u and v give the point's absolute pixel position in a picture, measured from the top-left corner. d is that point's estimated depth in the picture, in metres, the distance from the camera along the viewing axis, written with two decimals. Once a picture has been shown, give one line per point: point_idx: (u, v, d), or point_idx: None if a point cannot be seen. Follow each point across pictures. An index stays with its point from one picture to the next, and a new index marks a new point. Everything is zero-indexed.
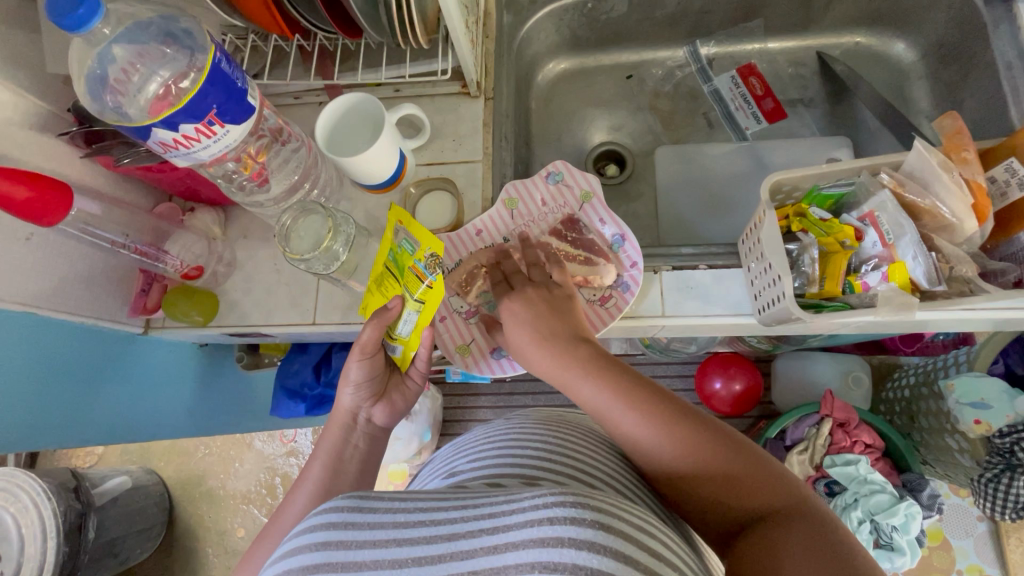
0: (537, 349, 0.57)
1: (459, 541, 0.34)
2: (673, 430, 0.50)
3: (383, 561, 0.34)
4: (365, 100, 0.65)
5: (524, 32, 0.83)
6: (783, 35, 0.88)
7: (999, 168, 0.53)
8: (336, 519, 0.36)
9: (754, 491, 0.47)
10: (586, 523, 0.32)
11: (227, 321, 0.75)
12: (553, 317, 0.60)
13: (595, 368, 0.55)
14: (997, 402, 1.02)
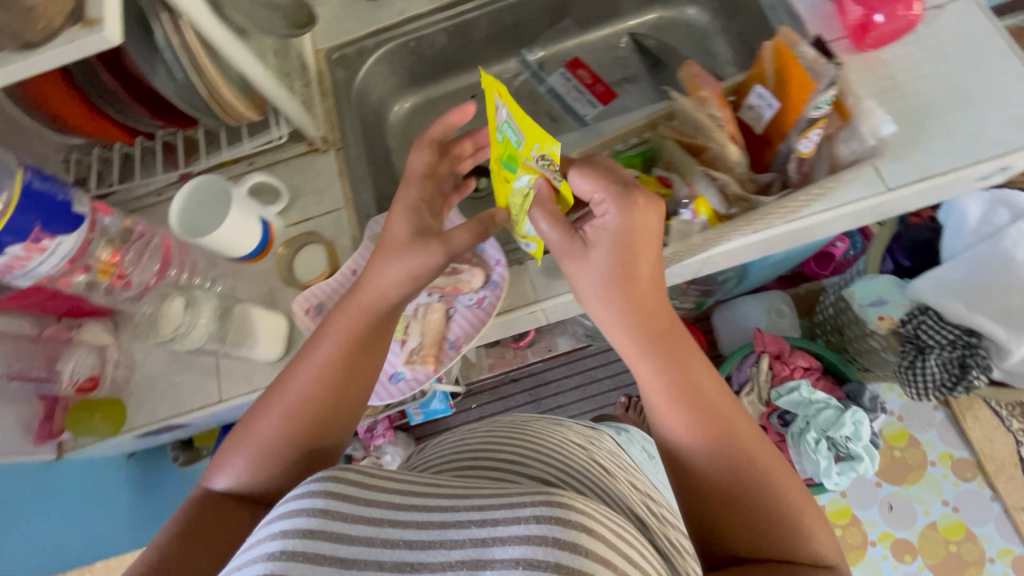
0: (615, 308, 0.52)
1: (451, 529, 0.33)
2: (714, 446, 0.48)
3: (374, 539, 0.32)
4: (209, 182, 0.70)
5: (359, 82, 0.90)
6: (596, 27, 0.97)
7: (754, 97, 0.59)
8: (335, 489, 0.34)
9: (768, 530, 0.46)
10: (570, 525, 0.31)
11: (136, 423, 0.76)
12: (662, 292, 0.53)
13: (663, 359, 0.51)
14: (890, 295, 1.10)
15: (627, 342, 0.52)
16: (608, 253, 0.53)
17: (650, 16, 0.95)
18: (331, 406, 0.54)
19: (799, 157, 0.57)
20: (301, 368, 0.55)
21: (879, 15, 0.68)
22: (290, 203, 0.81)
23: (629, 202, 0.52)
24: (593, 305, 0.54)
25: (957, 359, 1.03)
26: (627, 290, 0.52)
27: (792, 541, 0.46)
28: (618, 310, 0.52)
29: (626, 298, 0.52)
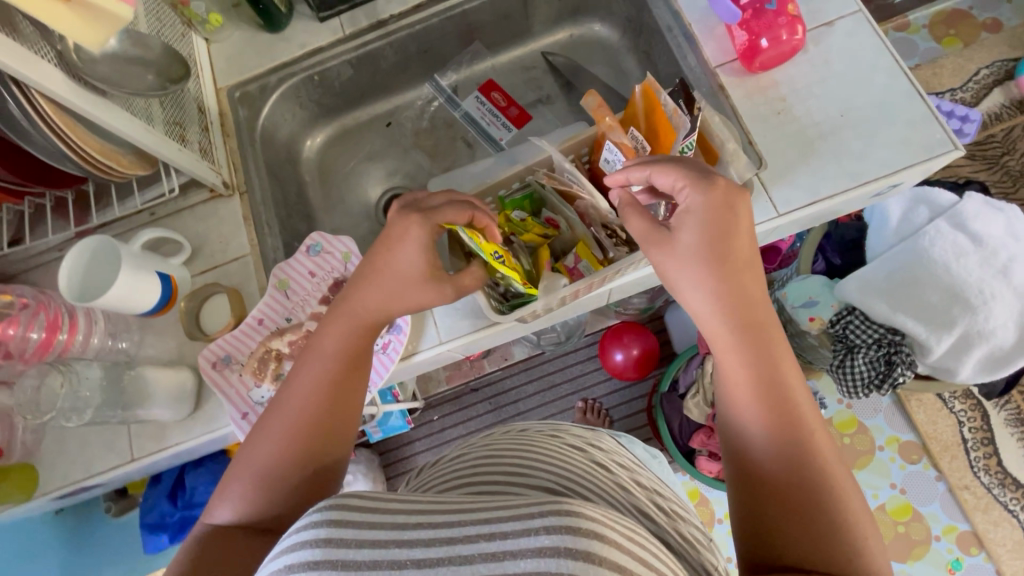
0: (716, 287, 0.50)
1: (458, 544, 0.31)
2: (784, 437, 0.45)
3: (380, 562, 0.30)
4: (101, 243, 0.68)
5: (264, 119, 0.88)
6: (507, 47, 0.96)
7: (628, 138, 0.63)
8: (331, 518, 0.32)
9: (824, 535, 0.41)
10: (581, 532, 0.29)
11: (49, 487, 0.75)
12: (754, 278, 0.51)
13: (747, 344, 0.48)
14: (821, 295, 1.10)
15: (710, 323, 0.50)
16: (696, 236, 0.51)
17: (561, 35, 0.94)
18: (330, 408, 0.53)
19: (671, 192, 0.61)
20: (297, 378, 0.54)
21: (763, 39, 0.68)
22: (195, 252, 0.79)
23: (707, 184, 0.52)
24: (678, 285, 0.52)
25: (883, 357, 1.05)
26: (718, 268, 0.50)
27: (849, 553, 0.41)
28: (707, 289, 0.50)
29: (720, 279, 0.50)
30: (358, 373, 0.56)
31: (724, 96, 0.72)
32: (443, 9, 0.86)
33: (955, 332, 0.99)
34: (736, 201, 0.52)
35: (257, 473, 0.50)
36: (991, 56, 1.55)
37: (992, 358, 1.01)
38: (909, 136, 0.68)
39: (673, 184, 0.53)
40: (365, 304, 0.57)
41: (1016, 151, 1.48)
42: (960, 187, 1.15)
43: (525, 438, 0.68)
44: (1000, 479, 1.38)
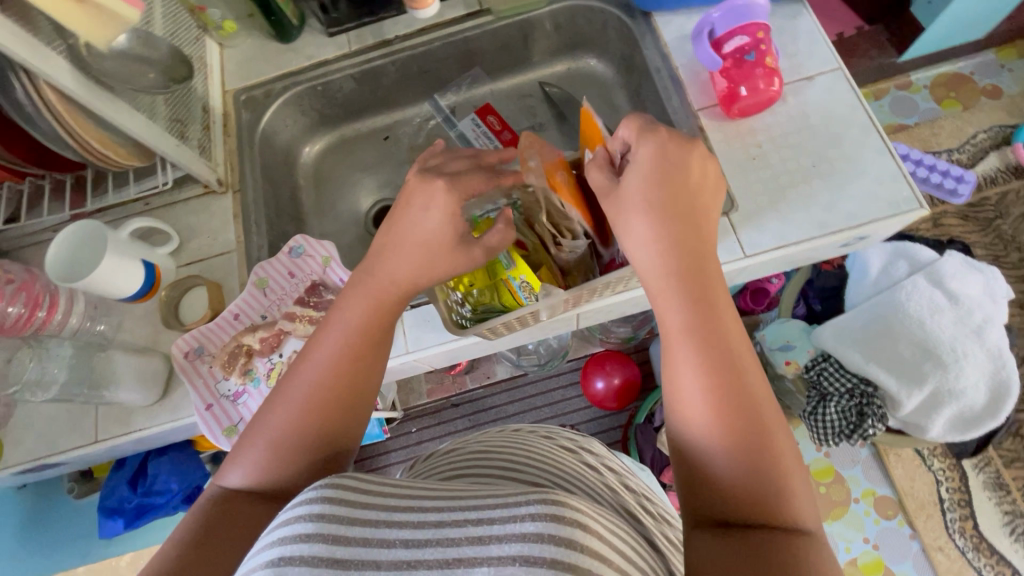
0: (653, 240, 0.48)
1: (446, 527, 0.33)
2: (727, 399, 0.42)
3: (372, 541, 0.33)
4: (91, 226, 0.71)
5: (264, 124, 0.91)
6: (508, 74, 0.99)
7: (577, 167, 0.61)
8: (332, 495, 0.35)
9: (762, 496, 0.39)
10: (566, 520, 0.32)
11: (13, 460, 0.76)
12: (698, 231, 0.49)
13: (688, 291, 0.46)
14: (798, 340, 1.12)
15: (651, 266, 0.48)
16: (637, 182, 0.51)
17: (559, 66, 0.98)
18: (338, 394, 0.51)
19: None
20: (311, 359, 0.52)
21: (742, 88, 0.71)
22: (183, 243, 0.82)
23: (656, 138, 0.52)
24: (623, 226, 0.51)
25: (856, 407, 1.06)
26: (660, 211, 0.49)
27: (784, 501, 0.39)
28: (652, 225, 0.49)
29: (666, 228, 0.48)
30: (373, 360, 0.54)
31: (702, 138, 0.75)
32: (446, 35, 0.90)
33: (926, 389, 1.00)
34: (685, 152, 0.52)
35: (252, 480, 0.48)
36: (987, 120, 1.58)
37: (963, 418, 1.02)
38: (875, 191, 0.70)
39: (628, 135, 0.54)
40: (395, 275, 0.56)
41: (1008, 215, 1.49)
42: (942, 246, 1.17)
43: (524, 442, 0.69)
44: (975, 544, 1.36)
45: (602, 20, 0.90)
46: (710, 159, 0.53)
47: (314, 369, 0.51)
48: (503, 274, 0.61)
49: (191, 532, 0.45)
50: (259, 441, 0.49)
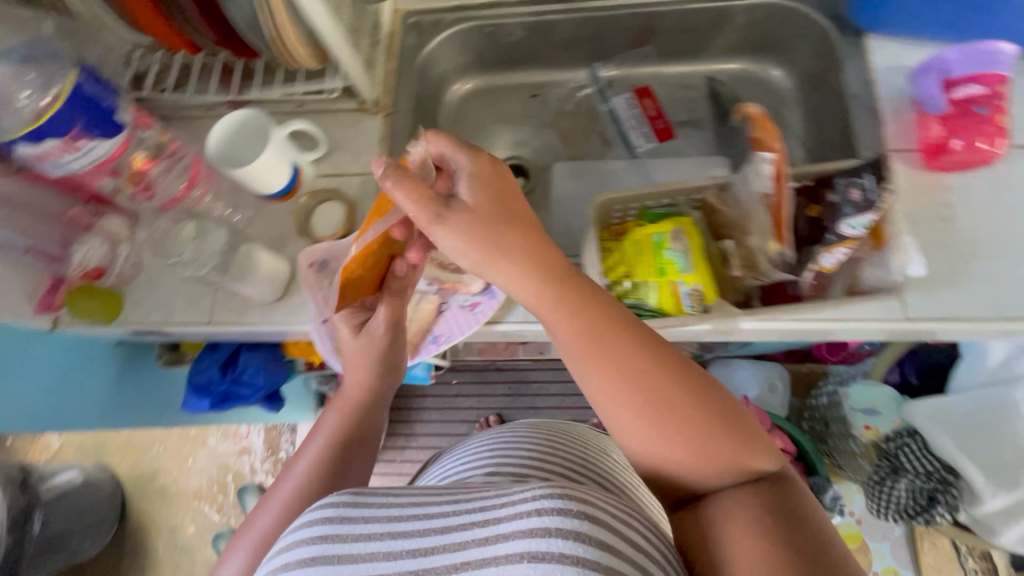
0: (519, 267, 0.49)
1: (451, 533, 0.40)
2: (662, 426, 0.46)
3: (377, 554, 0.40)
4: (253, 115, 0.71)
5: (425, 53, 0.88)
6: (678, 60, 0.94)
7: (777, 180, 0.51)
8: (332, 515, 0.43)
9: (725, 477, 0.47)
10: (571, 513, 0.37)
11: (131, 319, 0.79)
12: (524, 249, 0.50)
13: (588, 313, 0.48)
14: (885, 408, 1.09)
15: (542, 308, 0.50)
16: (479, 197, 0.51)
17: (734, 65, 0.93)
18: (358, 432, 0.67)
19: (821, 271, 0.54)
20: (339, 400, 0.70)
21: (958, 140, 0.66)
22: (326, 155, 0.82)
23: (474, 152, 0.52)
24: (484, 272, 0.51)
25: (928, 491, 1.02)
26: (493, 245, 0.49)
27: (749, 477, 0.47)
28: (517, 265, 0.49)
29: (525, 266, 0.49)
30: (374, 400, 0.70)
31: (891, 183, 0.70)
32: (632, 5, 0.85)
33: (1015, 494, 0.96)
34: (500, 171, 0.53)
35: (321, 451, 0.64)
36: None
37: None
38: None
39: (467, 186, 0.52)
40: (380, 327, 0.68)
41: None
42: None
43: (542, 434, 0.74)
44: None
45: (802, 28, 0.83)
46: (505, 170, 0.53)
47: (325, 429, 0.67)
48: (675, 277, 0.54)
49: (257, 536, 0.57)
50: (348, 417, 0.68)
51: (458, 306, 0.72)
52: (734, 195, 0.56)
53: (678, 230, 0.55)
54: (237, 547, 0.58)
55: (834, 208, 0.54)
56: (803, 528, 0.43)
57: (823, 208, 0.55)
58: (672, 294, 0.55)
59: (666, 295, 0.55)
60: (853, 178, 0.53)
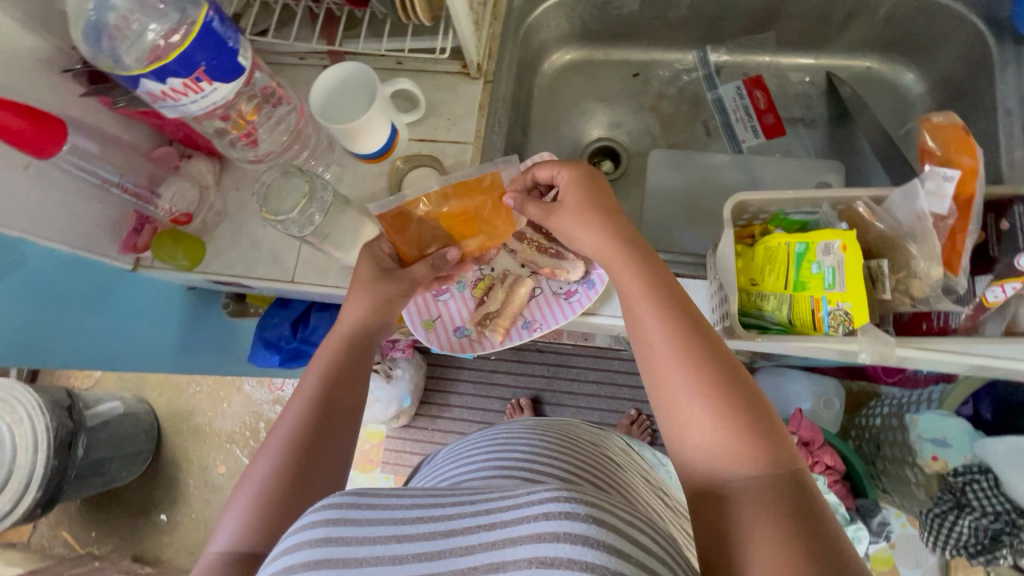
0: (597, 227, 0.57)
1: (456, 536, 0.35)
2: (702, 381, 0.46)
3: (382, 557, 0.34)
4: (361, 70, 0.67)
5: (532, 18, 0.83)
6: (797, 51, 0.88)
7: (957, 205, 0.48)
8: (336, 515, 0.37)
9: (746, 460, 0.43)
10: (580, 517, 0.33)
11: (211, 268, 0.78)
12: (605, 220, 0.57)
13: (650, 284, 0.53)
14: (956, 441, 1.03)
15: (607, 267, 0.56)
16: (571, 188, 0.60)
17: (859, 63, 0.87)
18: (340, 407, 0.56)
19: (980, 303, 0.49)
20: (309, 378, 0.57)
21: None
22: (423, 117, 0.76)
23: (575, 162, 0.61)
24: (569, 229, 0.59)
25: (992, 530, 0.99)
26: (587, 213, 0.58)
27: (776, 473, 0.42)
28: (600, 228, 0.57)
29: (600, 226, 0.57)
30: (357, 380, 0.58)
31: None
32: None
33: None
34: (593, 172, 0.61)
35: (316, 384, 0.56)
36: None
37: None
38: None
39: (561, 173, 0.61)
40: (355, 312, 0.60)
41: None
42: None
43: (555, 434, 0.66)
44: None
45: (951, 28, 0.76)
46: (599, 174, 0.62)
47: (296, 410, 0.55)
48: (818, 292, 0.50)
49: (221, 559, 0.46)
50: (343, 353, 0.59)
51: (553, 293, 0.71)
52: (890, 208, 0.50)
53: (830, 243, 0.50)
54: (234, 504, 0.49)
55: (1005, 235, 0.49)
56: (816, 531, 0.38)
57: (991, 235, 0.50)
58: (813, 311, 0.51)
59: (806, 312, 0.51)
60: None
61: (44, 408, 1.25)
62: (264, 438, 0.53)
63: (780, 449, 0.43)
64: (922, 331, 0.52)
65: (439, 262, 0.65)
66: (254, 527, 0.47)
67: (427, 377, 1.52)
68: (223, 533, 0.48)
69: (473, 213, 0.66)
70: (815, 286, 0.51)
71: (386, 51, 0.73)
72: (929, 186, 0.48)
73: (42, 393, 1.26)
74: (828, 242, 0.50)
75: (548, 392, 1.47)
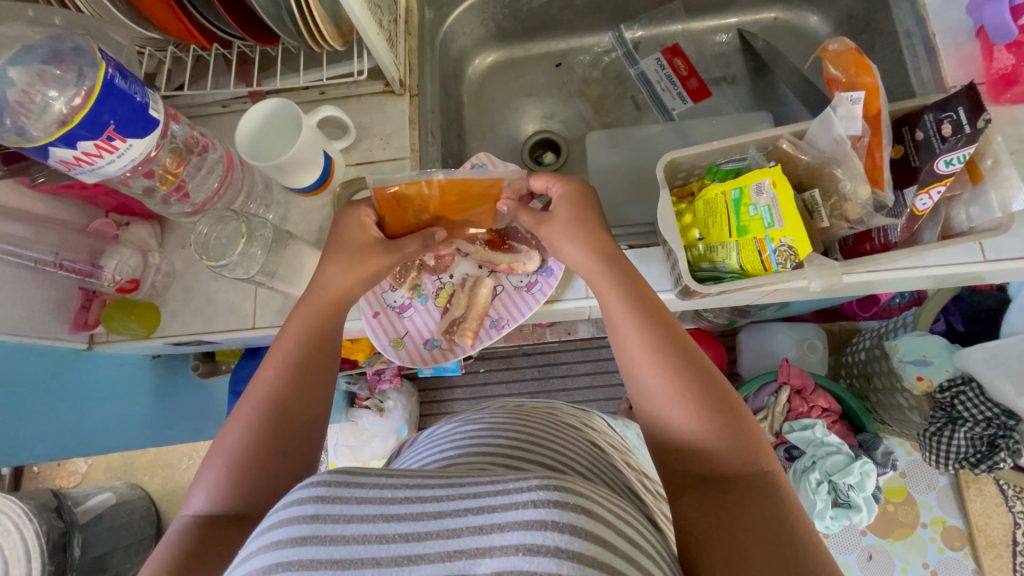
0: (581, 242, 0.60)
1: (446, 519, 0.35)
2: (686, 386, 0.50)
3: (369, 536, 0.34)
4: (286, 105, 0.67)
5: (446, 27, 0.84)
6: (705, 15, 0.91)
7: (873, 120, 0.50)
8: (323, 493, 0.36)
9: (728, 463, 0.47)
10: (568, 507, 0.34)
11: (169, 331, 0.76)
12: (590, 234, 0.60)
13: (632, 297, 0.56)
14: (937, 358, 1.05)
15: (592, 278, 0.59)
16: (563, 205, 0.62)
17: (766, 15, 0.90)
18: (309, 378, 0.56)
19: (912, 213, 0.51)
20: (270, 358, 0.56)
21: None
22: (355, 141, 0.77)
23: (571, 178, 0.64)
24: (556, 243, 0.62)
25: (988, 437, 1.01)
26: (573, 226, 0.61)
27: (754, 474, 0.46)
28: (584, 243, 0.60)
29: (583, 242, 0.60)
30: (326, 359, 0.58)
31: None
32: None
33: None
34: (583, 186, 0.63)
35: (289, 356, 0.56)
36: None
37: None
38: None
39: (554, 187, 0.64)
40: (326, 283, 0.61)
41: None
42: None
43: (533, 417, 0.67)
44: None
45: None
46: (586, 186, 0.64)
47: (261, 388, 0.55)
48: (760, 233, 0.51)
49: (188, 538, 0.47)
50: (321, 319, 0.59)
51: (514, 287, 0.71)
52: (811, 139, 0.52)
53: (761, 183, 0.51)
54: (206, 469, 0.51)
55: (922, 145, 0.51)
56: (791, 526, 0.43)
57: (909, 146, 0.52)
58: (759, 252, 0.51)
59: (751, 254, 0.51)
60: (942, 113, 0.49)
61: (30, 516, 1.14)
62: (235, 407, 0.54)
63: (755, 450, 0.48)
64: (866, 252, 0.53)
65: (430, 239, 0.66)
66: (234, 493, 0.49)
67: (420, 403, 1.50)
68: (197, 495, 0.50)
69: (465, 196, 0.67)
70: (754, 226, 0.51)
71: (306, 84, 0.73)
72: (840, 111, 0.49)
73: (25, 499, 1.21)
74: (762, 181, 0.51)
75: (542, 393, 1.46)
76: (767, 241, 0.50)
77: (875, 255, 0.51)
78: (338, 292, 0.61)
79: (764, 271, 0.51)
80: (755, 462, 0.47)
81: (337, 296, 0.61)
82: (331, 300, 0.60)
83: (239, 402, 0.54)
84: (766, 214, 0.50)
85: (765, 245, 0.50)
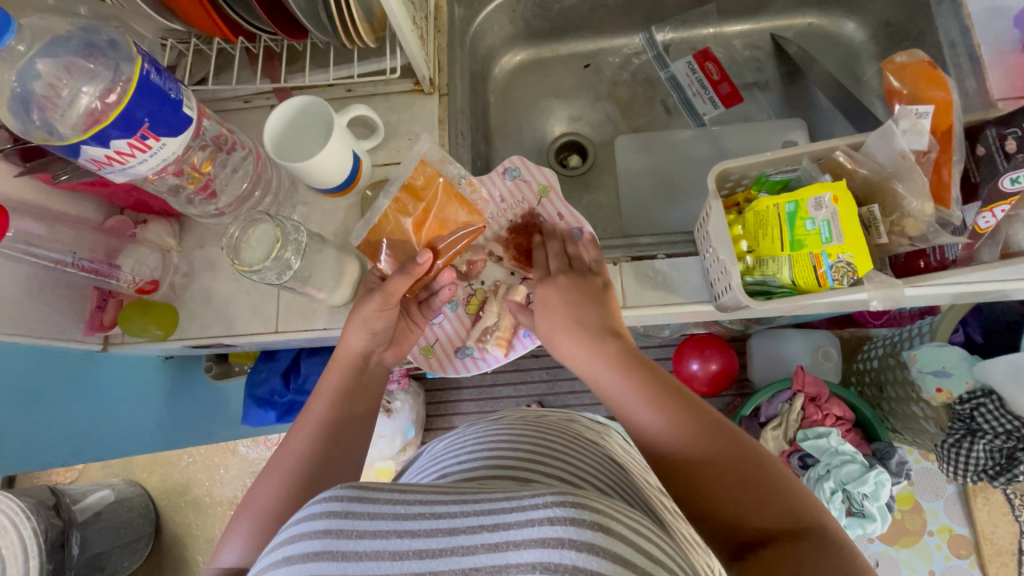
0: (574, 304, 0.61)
1: (459, 536, 0.32)
2: (701, 442, 0.49)
3: (382, 553, 0.32)
4: (315, 102, 0.65)
5: (476, 25, 0.82)
6: (739, 19, 0.90)
7: (949, 139, 0.50)
8: (336, 507, 0.35)
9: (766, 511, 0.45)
10: (585, 524, 0.31)
11: (188, 333, 0.74)
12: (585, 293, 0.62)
13: (627, 366, 0.56)
14: (956, 369, 1.04)
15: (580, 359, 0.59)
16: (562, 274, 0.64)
17: (801, 20, 0.89)
18: (336, 433, 0.59)
19: (974, 231, 0.50)
20: (301, 421, 0.59)
21: None
22: (383, 141, 0.74)
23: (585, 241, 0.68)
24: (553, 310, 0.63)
25: (1007, 449, 1.00)
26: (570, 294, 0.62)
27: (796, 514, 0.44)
28: (575, 310, 0.61)
29: (573, 305, 0.61)
30: (354, 415, 0.61)
31: None
32: None
33: None
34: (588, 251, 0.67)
35: (321, 416, 0.59)
36: None
37: None
38: None
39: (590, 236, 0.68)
40: (348, 344, 0.63)
41: None
42: None
43: (549, 430, 0.65)
44: None
45: None
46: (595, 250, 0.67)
47: (297, 444, 0.57)
48: (816, 248, 0.49)
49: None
50: (349, 375, 0.63)
51: None
52: (868, 152, 0.51)
53: (820, 197, 0.49)
54: (238, 521, 0.54)
55: (983, 160, 0.50)
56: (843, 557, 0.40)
57: (969, 162, 0.51)
58: (814, 269, 0.49)
59: (805, 271, 0.50)
60: (1006, 128, 0.49)
61: (29, 513, 1.12)
62: (271, 459, 0.57)
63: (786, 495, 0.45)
64: (920, 269, 0.52)
65: (411, 266, 0.62)
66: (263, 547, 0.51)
67: (427, 404, 1.47)
68: (228, 548, 0.52)
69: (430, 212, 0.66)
70: (809, 241, 0.50)
71: (335, 81, 0.70)
72: (904, 125, 0.49)
73: (23, 497, 1.18)
74: (822, 195, 0.50)
75: (552, 396, 1.44)
76: (824, 257, 0.49)
77: (936, 272, 0.50)
78: (357, 350, 0.63)
79: (820, 287, 0.50)
80: (792, 502, 0.45)
81: (361, 352, 0.64)
82: (354, 358, 0.63)
83: (275, 455, 0.57)
84: (824, 230, 0.49)
85: (821, 262, 0.49)
